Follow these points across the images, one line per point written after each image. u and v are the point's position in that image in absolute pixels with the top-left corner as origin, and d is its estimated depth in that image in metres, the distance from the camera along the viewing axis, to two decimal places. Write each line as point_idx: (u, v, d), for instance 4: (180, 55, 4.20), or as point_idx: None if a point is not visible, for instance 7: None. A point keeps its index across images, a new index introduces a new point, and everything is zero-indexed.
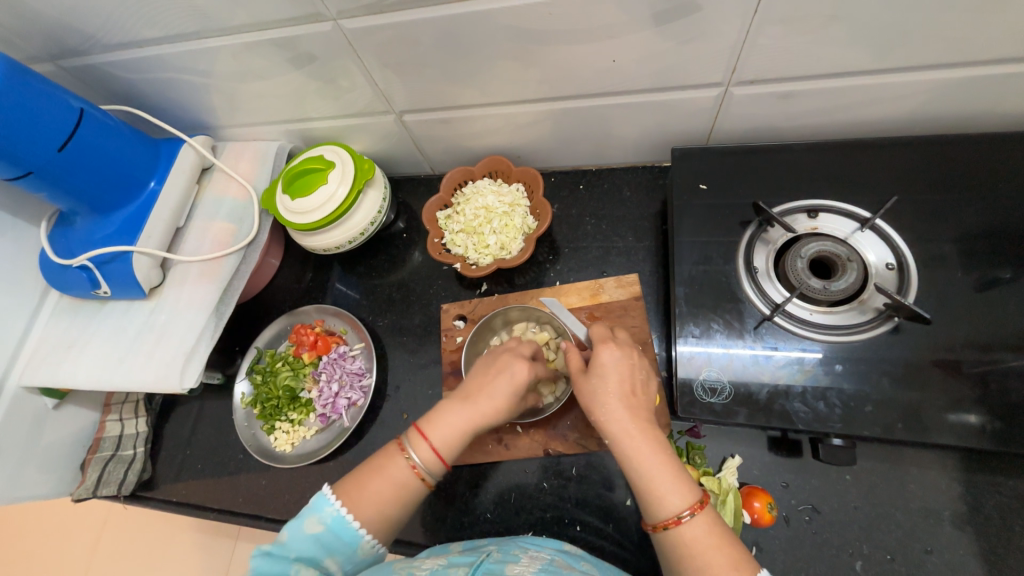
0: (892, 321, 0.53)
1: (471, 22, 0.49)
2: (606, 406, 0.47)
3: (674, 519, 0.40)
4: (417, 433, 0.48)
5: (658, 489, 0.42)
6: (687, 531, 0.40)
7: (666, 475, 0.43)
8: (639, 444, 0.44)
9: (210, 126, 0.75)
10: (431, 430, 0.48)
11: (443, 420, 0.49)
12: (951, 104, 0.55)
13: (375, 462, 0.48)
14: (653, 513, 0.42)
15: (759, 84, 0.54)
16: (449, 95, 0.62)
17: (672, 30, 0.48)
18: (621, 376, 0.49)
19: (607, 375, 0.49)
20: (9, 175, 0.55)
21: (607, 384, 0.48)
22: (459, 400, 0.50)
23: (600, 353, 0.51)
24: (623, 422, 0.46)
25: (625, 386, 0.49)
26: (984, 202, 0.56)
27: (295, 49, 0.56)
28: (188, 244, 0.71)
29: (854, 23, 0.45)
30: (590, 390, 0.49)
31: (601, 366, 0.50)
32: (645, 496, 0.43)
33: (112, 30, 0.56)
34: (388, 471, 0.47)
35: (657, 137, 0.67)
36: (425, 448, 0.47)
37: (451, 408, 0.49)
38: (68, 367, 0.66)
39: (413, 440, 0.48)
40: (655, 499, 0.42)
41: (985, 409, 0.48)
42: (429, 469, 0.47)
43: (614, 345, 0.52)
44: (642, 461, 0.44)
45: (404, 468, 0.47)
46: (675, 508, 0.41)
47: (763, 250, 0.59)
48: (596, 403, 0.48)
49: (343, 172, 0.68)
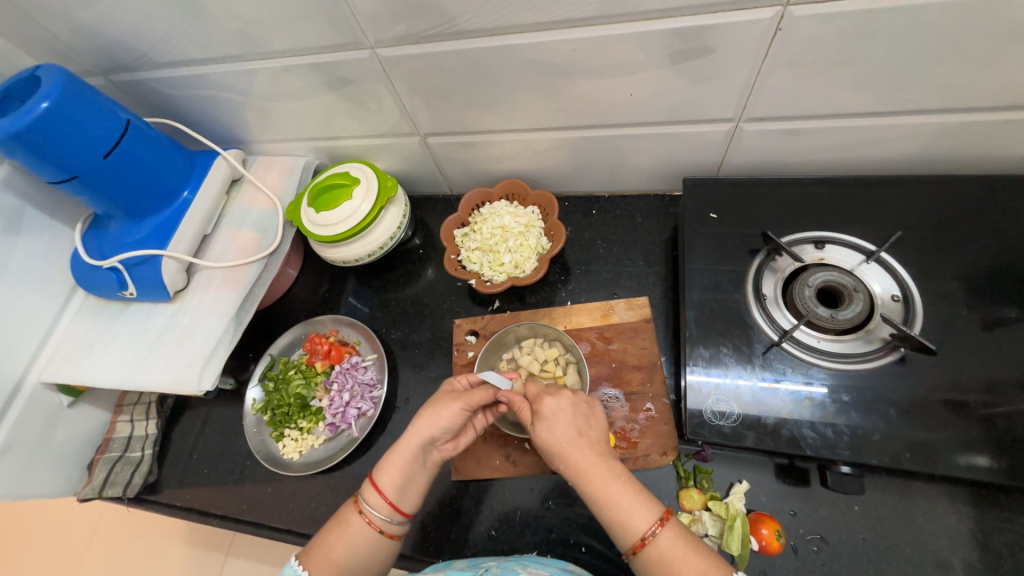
0: (899, 352, 0.54)
1: (498, 54, 0.53)
2: (560, 452, 0.50)
3: (640, 542, 0.44)
4: (367, 483, 0.53)
5: (620, 515, 0.46)
6: (657, 547, 0.44)
7: (626, 500, 0.46)
8: (592, 479, 0.48)
9: (242, 140, 0.79)
10: (379, 479, 0.53)
11: (386, 471, 0.53)
12: (953, 147, 0.57)
13: (334, 520, 0.53)
14: (624, 541, 0.45)
15: (767, 121, 0.57)
16: (472, 120, 0.65)
17: (687, 69, 0.51)
18: (566, 423, 0.52)
19: (552, 426, 0.52)
20: (54, 179, 0.58)
21: (556, 433, 0.51)
22: (398, 449, 0.54)
23: (542, 406, 0.53)
24: (577, 464, 0.49)
25: (572, 429, 0.51)
26: (987, 242, 0.58)
27: (331, 73, 0.60)
28: (213, 251, 0.74)
29: (857, 68, 0.48)
30: (545, 439, 0.51)
31: (545, 416, 0.53)
32: (612, 526, 0.46)
33: (163, 50, 0.60)
34: (346, 524, 0.52)
35: (669, 167, 0.69)
36: (374, 496, 0.52)
37: (389, 454, 0.54)
38: (89, 365, 0.67)
39: (365, 497, 0.53)
40: (622, 526, 0.45)
41: (993, 444, 0.49)
42: (382, 516, 0.52)
43: (555, 393, 0.54)
44: (602, 491, 0.47)
45: (359, 519, 0.52)
46: (640, 530, 0.45)
47: (771, 278, 0.61)
48: (551, 451, 0.51)
49: (367, 189, 0.71)
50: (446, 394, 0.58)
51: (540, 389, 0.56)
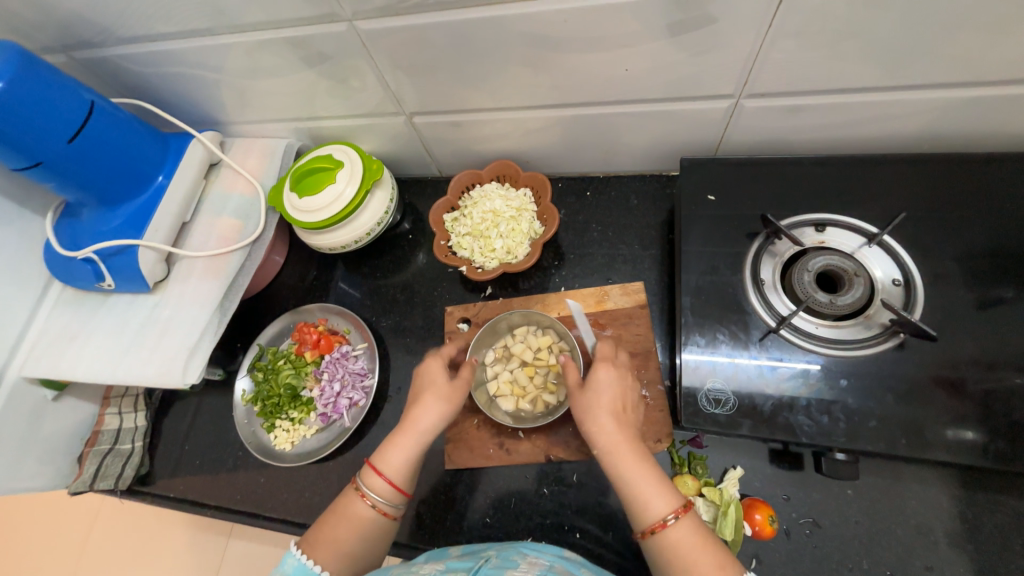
0: (898, 338, 0.53)
1: (486, 27, 0.49)
2: (598, 418, 0.51)
3: (660, 523, 0.44)
4: (369, 470, 0.52)
5: (644, 495, 0.45)
6: (673, 534, 0.43)
7: (648, 482, 0.46)
8: (620, 453, 0.48)
9: (219, 122, 0.75)
10: (381, 464, 0.52)
11: (391, 455, 0.52)
12: (960, 123, 0.55)
13: (335, 506, 0.51)
14: (641, 521, 0.45)
15: (769, 97, 0.55)
16: (460, 98, 0.62)
17: (686, 41, 0.48)
18: (615, 394, 0.52)
19: (601, 393, 0.52)
20: (18, 165, 0.55)
21: (603, 399, 0.52)
22: (405, 434, 0.52)
23: (598, 371, 0.54)
24: (612, 434, 0.49)
25: (618, 402, 0.52)
26: (990, 222, 0.57)
27: (308, 48, 0.56)
28: (193, 239, 0.71)
29: (866, 40, 0.46)
30: (588, 404, 0.52)
31: (597, 383, 0.53)
32: (632, 504, 0.46)
33: (126, 24, 0.56)
34: (348, 510, 0.50)
35: (666, 147, 0.67)
36: (378, 483, 0.51)
37: (395, 440, 0.53)
38: (70, 360, 0.66)
39: (368, 482, 0.51)
40: (643, 506, 0.45)
41: (988, 428, 0.49)
42: (387, 502, 0.51)
43: (612, 365, 0.55)
44: (627, 469, 0.47)
45: (362, 506, 0.50)
46: (660, 513, 0.44)
47: (770, 262, 0.59)
48: (590, 415, 0.52)
49: (352, 173, 0.68)
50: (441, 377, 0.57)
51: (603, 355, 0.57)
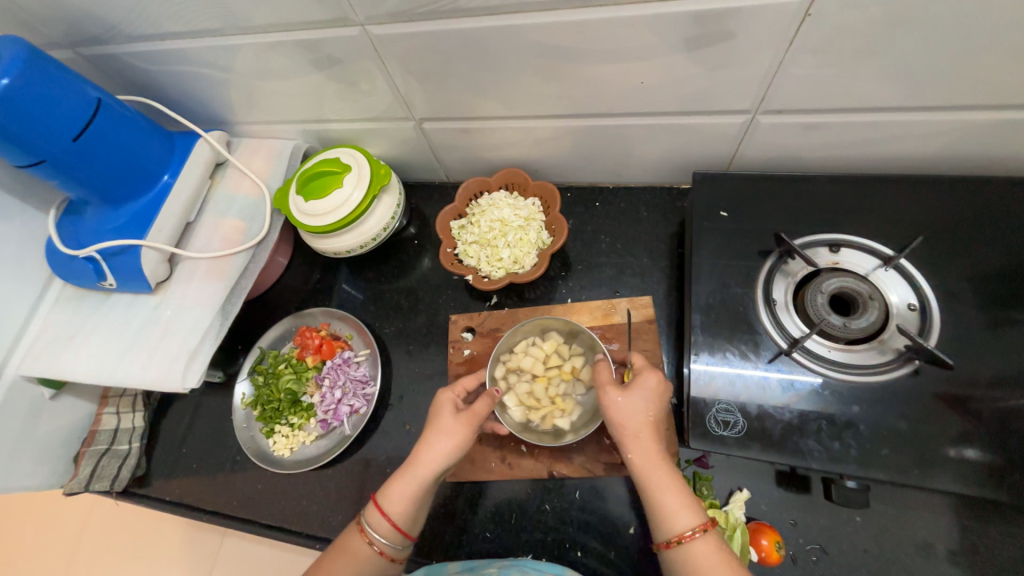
0: (912, 364, 0.52)
1: (500, 35, 0.49)
2: (636, 426, 0.49)
3: (685, 534, 0.43)
4: (373, 508, 0.51)
5: (669, 505, 0.45)
6: (696, 547, 0.42)
7: (676, 493, 0.45)
8: (652, 460, 0.47)
9: (226, 121, 0.75)
10: (385, 504, 0.50)
11: (396, 494, 0.51)
12: (979, 146, 0.54)
13: (338, 544, 0.51)
14: (662, 530, 0.44)
15: (786, 114, 0.54)
16: (470, 106, 0.61)
17: (703, 55, 0.47)
18: (655, 403, 0.50)
19: (642, 398, 0.50)
20: (22, 162, 0.54)
21: (644, 407, 0.50)
22: (409, 471, 0.52)
23: (645, 377, 0.51)
24: (646, 443, 0.48)
25: (656, 414, 0.50)
26: (1008, 246, 0.55)
27: (318, 52, 0.55)
28: (197, 240, 0.70)
29: (888, 60, 0.45)
30: (629, 410, 0.50)
31: (641, 388, 0.51)
32: (656, 513, 0.45)
33: (135, 23, 0.55)
34: (350, 549, 0.50)
35: (677, 160, 0.66)
36: (381, 523, 0.50)
37: (400, 476, 0.52)
38: (69, 359, 0.65)
39: (372, 521, 0.50)
40: (666, 516, 0.44)
41: (1001, 459, 0.48)
42: (389, 545, 0.50)
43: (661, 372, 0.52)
44: (656, 477, 0.46)
45: (364, 546, 0.50)
46: (684, 526, 0.43)
47: (782, 282, 0.58)
48: (630, 421, 0.49)
49: (359, 177, 0.67)
50: (448, 412, 0.56)
51: (645, 364, 0.55)
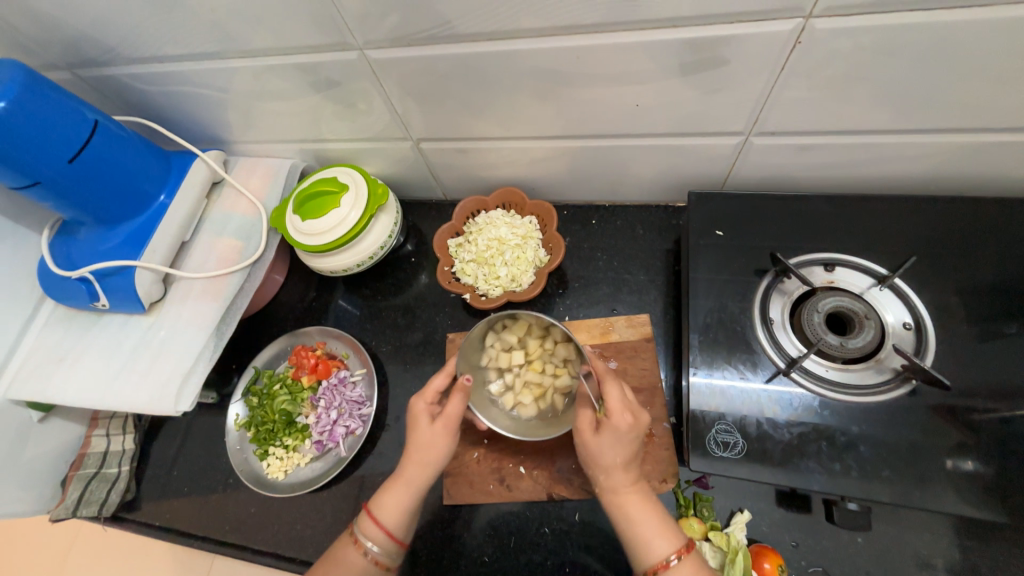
0: (910, 383, 0.52)
1: (498, 60, 0.49)
2: (607, 465, 0.50)
3: (662, 562, 0.45)
4: (366, 516, 0.52)
5: (647, 535, 0.47)
6: (674, 574, 0.45)
7: (650, 524, 0.47)
8: (623, 494, 0.50)
9: (223, 141, 0.75)
10: (377, 513, 0.52)
11: (388, 504, 0.53)
12: (969, 167, 0.55)
13: (332, 552, 0.52)
14: (642, 561, 0.46)
15: (779, 135, 0.55)
16: (467, 126, 0.61)
17: (698, 80, 0.48)
18: (626, 443, 0.50)
19: (614, 440, 0.50)
20: (17, 184, 0.54)
21: (617, 446, 0.50)
22: (397, 483, 0.53)
23: (619, 419, 0.49)
24: (618, 479, 0.50)
25: (630, 451, 0.51)
26: (1000, 265, 0.56)
27: (317, 74, 0.56)
28: (192, 259, 0.70)
29: (877, 85, 0.46)
30: (599, 451, 0.51)
31: (613, 431, 0.50)
32: (633, 544, 0.47)
33: (133, 45, 0.56)
34: (343, 559, 0.51)
35: (673, 179, 0.67)
36: (375, 531, 0.51)
37: (389, 490, 0.53)
38: (58, 382, 0.64)
39: (365, 529, 0.52)
40: (644, 547, 0.47)
41: (1000, 479, 0.48)
42: (383, 553, 0.51)
43: (632, 411, 0.51)
44: (629, 510, 0.49)
45: (358, 556, 0.51)
46: (661, 553, 0.46)
47: (779, 301, 0.58)
48: (599, 461, 0.51)
49: (357, 197, 0.67)
50: (424, 423, 0.55)
51: (620, 402, 0.50)
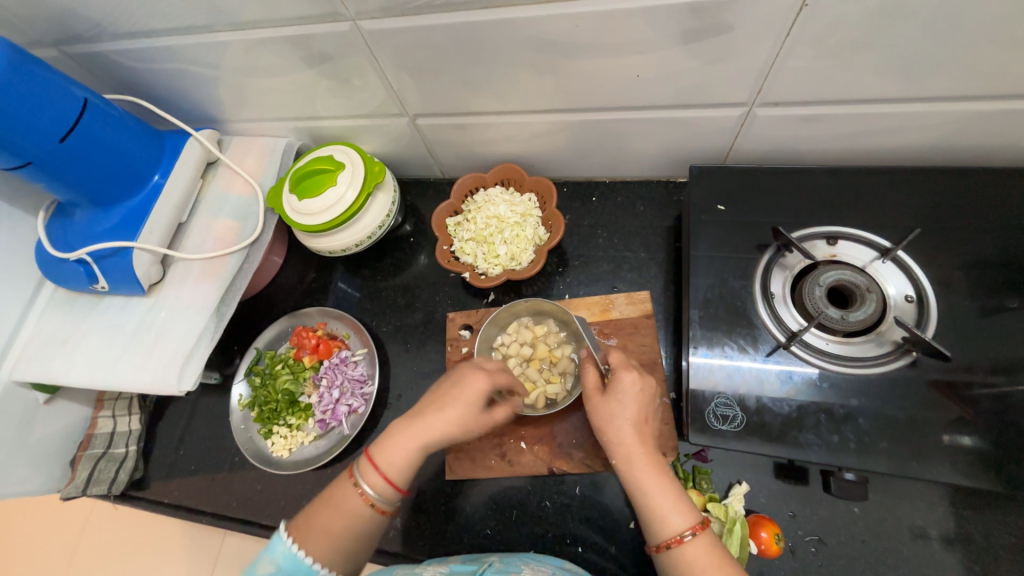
0: (910, 355, 0.52)
1: (494, 30, 0.48)
2: (619, 430, 0.49)
3: (676, 538, 0.43)
4: (366, 462, 0.49)
5: (660, 509, 0.44)
6: (688, 550, 0.42)
7: (665, 496, 0.45)
8: (637, 464, 0.47)
9: (217, 120, 0.73)
10: (378, 457, 0.48)
11: (389, 447, 0.49)
12: (975, 136, 0.54)
13: (326, 495, 0.49)
14: (656, 534, 0.44)
15: (782, 106, 0.53)
16: (464, 101, 0.60)
17: (700, 48, 0.47)
18: (636, 406, 0.50)
19: (622, 402, 0.50)
20: (8, 165, 0.54)
21: (626, 409, 0.49)
22: (402, 430, 0.49)
23: (621, 378, 0.50)
24: (630, 446, 0.48)
25: (641, 412, 0.50)
26: (1004, 236, 0.56)
27: (309, 48, 0.54)
28: (190, 240, 0.70)
29: (886, 51, 0.44)
30: (609, 413, 0.50)
31: (620, 391, 0.50)
32: (647, 515, 0.45)
33: (120, 20, 0.54)
34: (341, 501, 0.48)
35: (675, 153, 0.66)
36: (374, 477, 0.48)
37: (393, 435, 0.49)
38: (61, 364, 0.64)
39: (363, 471, 0.48)
40: (657, 522, 0.44)
41: (998, 449, 0.48)
42: (382, 498, 0.48)
43: (637, 372, 0.51)
44: (643, 481, 0.46)
45: (356, 497, 0.48)
46: (676, 528, 0.43)
47: (780, 275, 0.58)
48: (610, 425, 0.50)
49: (353, 175, 0.66)
50: (472, 405, 0.51)
51: (623, 360, 0.53)
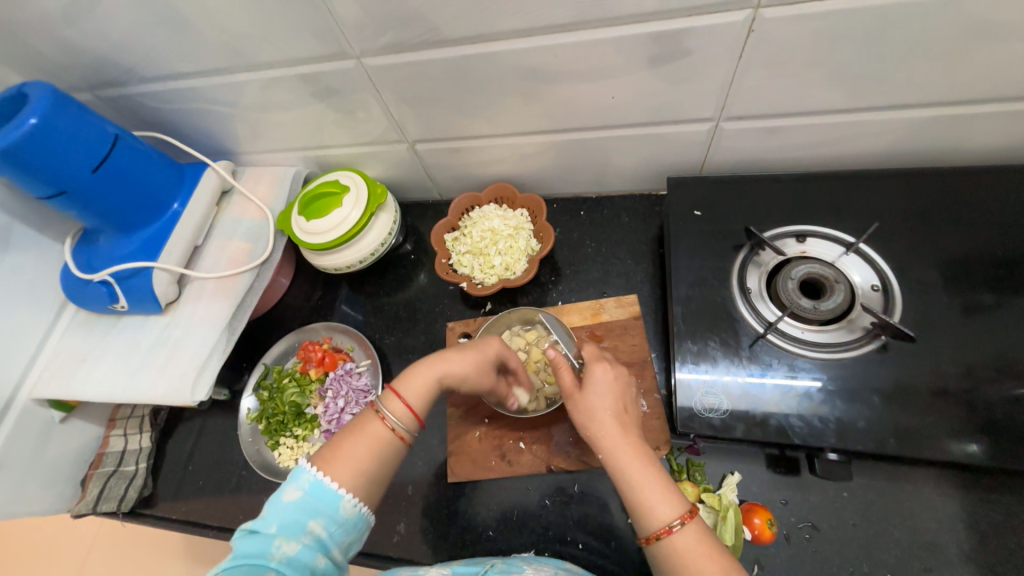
0: (881, 340, 0.55)
1: (482, 62, 0.54)
2: (599, 421, 0.51)
3: (666, 529, 0.44)
4: (389, 392, 0.50)
5: (648, 499, 0.46)
6: (678, 540, 0.43)
7: (654, 486, 0.46)
8: (623, 455, 0.49)
9: (232, 152, 0.80)
10: (401, 388, 0.50)
11: (412, 378, 0.51)
12: (925, 140, 0.59)
13: (347, 426, 0.48)
14: (646, 526, 0.45)
15: (746, 120, 0.59)
16: (459, 126, 0.66)
17: (666, 71, 0.53)
18: (612, 396, 0.53)
19: (602, 394, 0.53)
20: (44, 194, 0.59)
21: (604, 401, 0.52)
22: (427, 363, 0.52)
23: (594, 369, 0.54)
24: (613, 437, 0.50)
25: (618, 403, 0.53)
26: (961, 231, 0.60)
27: (318, 84, 0.61)
28: (204, 262, 0.74)
29: (828, 68, 0.50)
30: (589, 407, 0.52)
31: (596, 382, 0.54)
32: (636, 507, 0.46)
33: (151, 65, 0.61)
34: (363, 432, 0.47)
35: (654, 167, 0.71)
36: (397, 406, 0.49)
37: (416, 369, 0.51)
38: (80, 381, 0.67)
39: (385, 399, 0.49)
40: (646, 512, 0.45)
41: (971, 426, 0.51)
42: (405, 426, 0.48)
43: (608, 363, 0.56)
44: (629, 472, 0.48)
45: (378, 426, 0.48)
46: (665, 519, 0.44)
47: (755, 272, 0.62)
48: (591, 419, 0.52)
49: (357, 198, 0.71)
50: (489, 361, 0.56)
51: (594, 353, 0.57)
